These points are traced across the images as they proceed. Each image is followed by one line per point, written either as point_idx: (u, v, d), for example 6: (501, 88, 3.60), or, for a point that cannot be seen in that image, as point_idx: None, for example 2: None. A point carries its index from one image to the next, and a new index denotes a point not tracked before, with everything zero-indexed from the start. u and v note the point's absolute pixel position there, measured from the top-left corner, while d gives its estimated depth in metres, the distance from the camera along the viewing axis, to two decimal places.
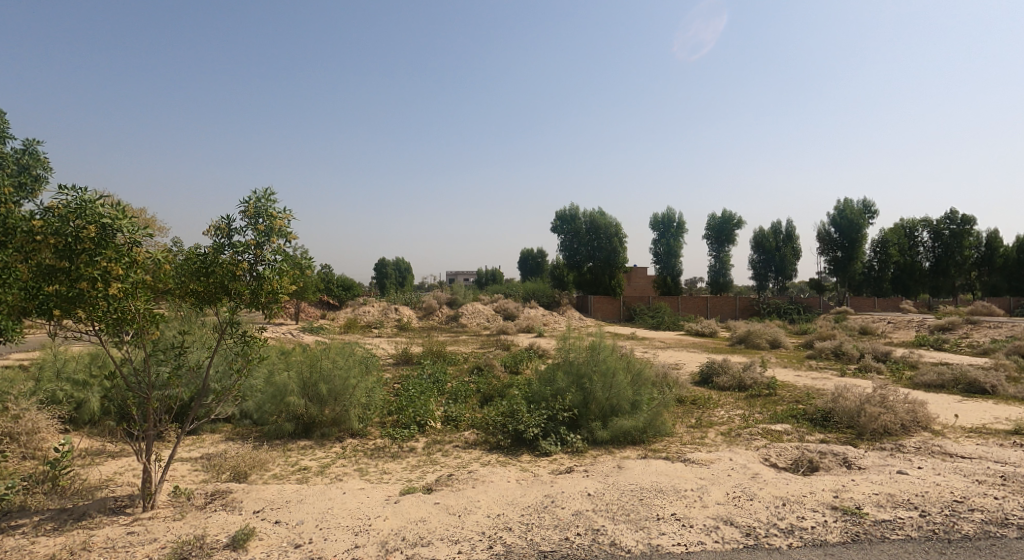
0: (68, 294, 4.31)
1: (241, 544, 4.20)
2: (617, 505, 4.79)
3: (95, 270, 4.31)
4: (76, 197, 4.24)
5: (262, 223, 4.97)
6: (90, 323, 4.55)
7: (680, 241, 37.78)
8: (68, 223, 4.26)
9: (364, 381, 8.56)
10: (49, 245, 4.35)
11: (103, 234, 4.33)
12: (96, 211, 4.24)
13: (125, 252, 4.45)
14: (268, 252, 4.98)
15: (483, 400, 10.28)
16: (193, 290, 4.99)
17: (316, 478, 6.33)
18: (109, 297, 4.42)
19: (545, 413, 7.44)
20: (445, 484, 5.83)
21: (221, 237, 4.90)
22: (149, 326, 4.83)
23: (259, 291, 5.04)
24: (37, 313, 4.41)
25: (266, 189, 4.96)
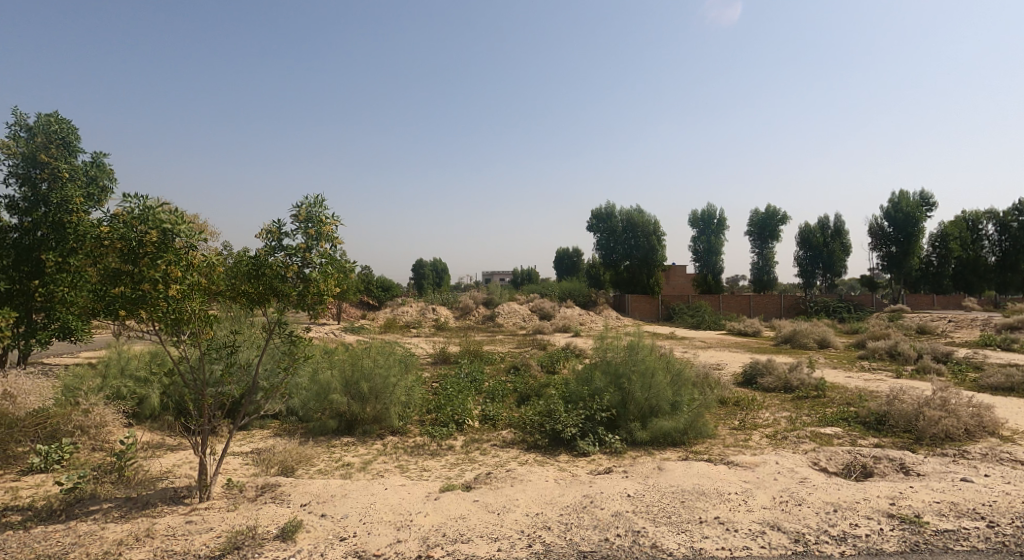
0: (132, 296, 4.55)
1: (290, 535, 4.36)
2: (659, 507, 4.75)
3: (156, 273, 4.57)
4: (140, 204, 4.51)
5: (311, 228, 5.16)
6: (150, 323, 4.79)
7: (721, 239, 36.98)
8: (132, 228, 4.52)
9: (404, 380, 8.80)
10: (114, 250, 4.60)
11: (163, 239, 4.58)
12: (157, 217, 4.50)
13: (183, 254, 4.70)
14: (316, 255, 5.17)
15: (520, 399, 10.35)
16: (244, 291, 5.20)
17: (359, 474, 6.53)
18: (169, 299, 4.66)
19: (583, 413, 7.43)
20: (484, 482, 5.90)
21: (272, 240, 5.10)
22: (203, 327, 5.03)
23: (306, 292, 5.23)
24: (104, 313, 4.68)
25: (317, 195, 5.15)
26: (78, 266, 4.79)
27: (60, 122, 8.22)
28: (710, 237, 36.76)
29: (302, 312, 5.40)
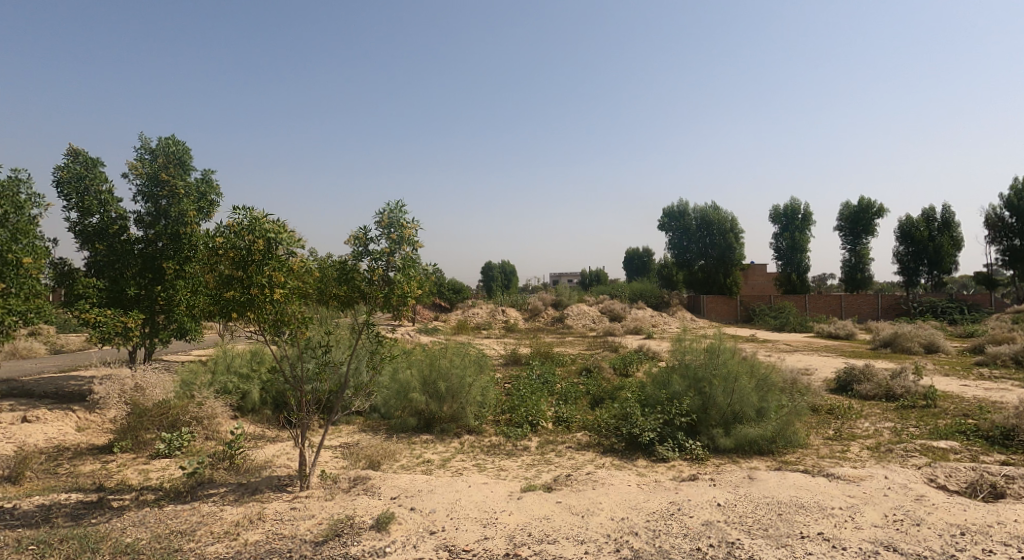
0: (242, 299, 4.93)
1: (384, 526, 4.55)
2: (753, 518, 4.58)
3: (263, 278, 4.92)
4: (247, 215, 4.89)
5: (393, 232, 5.37)
6: (257, 325, 5.16)
7: (806, 235, 34.99)
8: (242, 238, 4.90)
9: (479, 380, 8.98)
10: (226, 258, 4.98)
11: (268, 247, 4.94)
12: (263, 227, 4.86)
13: (285, 261, 5.05)
14: (399, 259, 5.37)
15: (594, 401, 10.27)
16: (336, 294, 5.48)
17: (439, 471, 6.72)
18: (273, 302, 5.01)
19: (661, 417, 7.27)
20: (565, 484, 5.91)
21: (359, 246, 5.35)
22: (301, 328, 5.35)
23: (391, 294, 5.44)
24: (218, 314, 5.10)
25: (396, 200, 5.37)
26: (197, 272, 5.23)
27: (177, 145, 9.24)
28: (793, 233, 34.88)
29: (387, 314, 5.61)
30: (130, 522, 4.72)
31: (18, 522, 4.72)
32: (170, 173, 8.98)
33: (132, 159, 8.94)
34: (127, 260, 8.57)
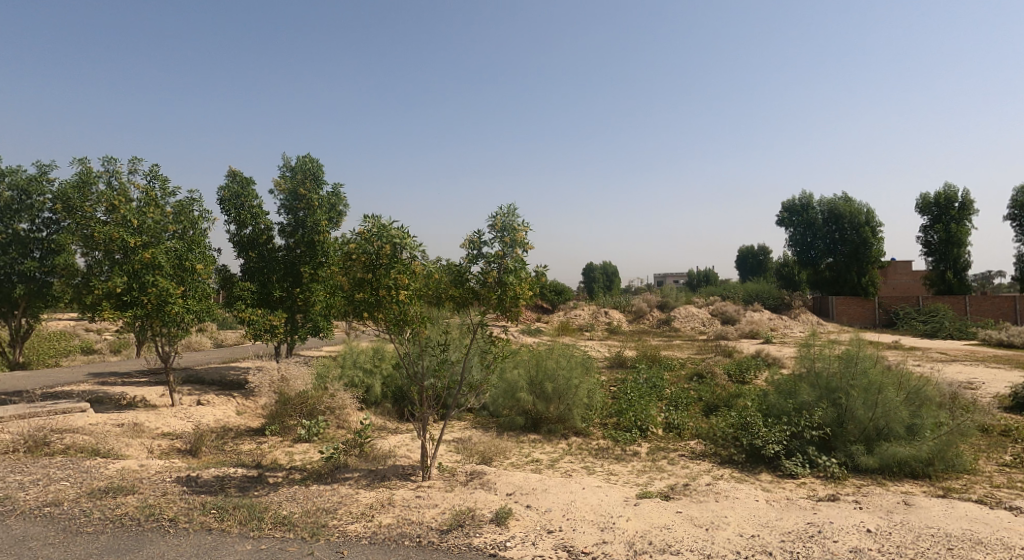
0: (371, 300, 5.38)
1: (503, 521, 4.61)
2: (913, 550, 4.06)
3: (388, 281, 5.29)
4: (376, 223, 5.31)
5: (507, 235, 5.46)
6: (384, 325, 5.57)
7: (964, 227, 30.79)
8: (371, 244, 5.29)
9: (586, 382, 8.86)
10: (358, 263, 5.39)
11: (393, 252, 5.30)
12: (389, 233, 5.21)
13: (409, 265, 5.39)
14: (512, 261, 5.42)
15: (707, 409, 9.74)
16: (452, 296, 5.69)
17: (549, 470, 6.69)
18: (398, 304, 5.37)
19: (788, 430, 6.70)
20: (684, 493, 5.63)
21: (474, 249, 5.52)
22: (421, 328, 5.68)
23: (504, 296, 5.52)
24: (352, 313, 5.61)
25: (509, 204, 5.43)
26: (333, 276, 5.70)
27: (309, 164, 13.06)
28: (948, 225, 30.88)
29: (501, 315, 5.75)
30: (286, 497, 5.75)
31: (202, 489, 6.46)
32: (305, 189, 12.90)
33: (278, 177, 12.82)
34: (271, 264, 12.81)
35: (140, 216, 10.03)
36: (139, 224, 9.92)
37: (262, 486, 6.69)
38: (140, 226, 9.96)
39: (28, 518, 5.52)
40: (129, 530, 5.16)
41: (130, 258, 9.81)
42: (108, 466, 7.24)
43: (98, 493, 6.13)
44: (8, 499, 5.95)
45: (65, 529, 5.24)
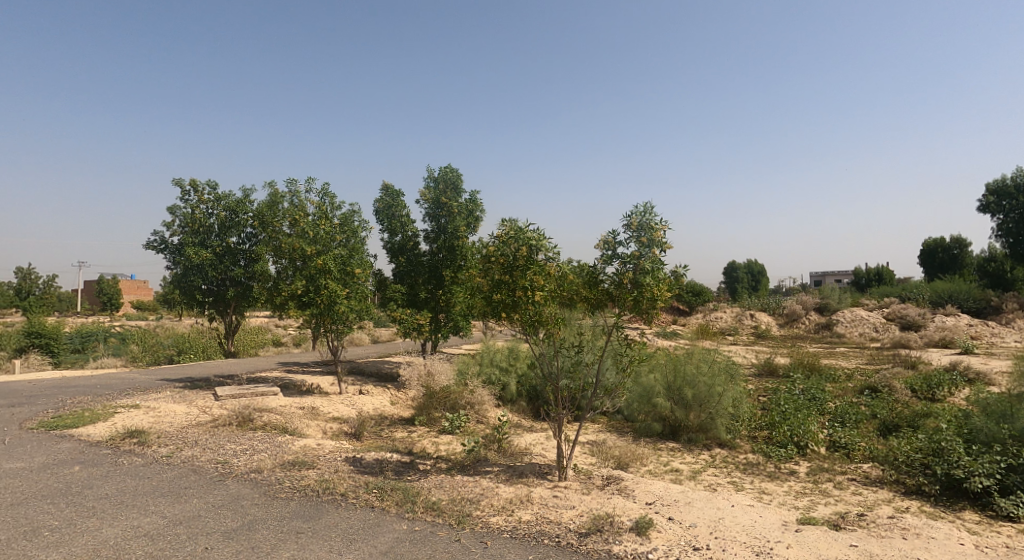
0: (509, 301, 6.68)
1: (643, 531, 4.27)
2: None
3: (525, 281, 6.54)
4: (513, 227, 6.56)
5: (642, 236, 6.30)
6: (520, 324, 6.85)
7: None
8: (508, 247, 6.58)
9: (732, 390, 8.06)
10: (497, 265, 6.73)
11: (530, 254, 6.55)
12: (524, 236, 6.48)
13: (544, 266, 6.60)
14: (647, 260, 6.28)
15: (884, 429, 8.37)
16: (584, 297, 6.77)
17: (690, 482, 6.13)
18: (534, 302, 6.59)
19: (1001, 461, 5.44)
20: (860, 524, 4.80)
21: (607, 250, 6.54)
22: (554, 328, 6.81)
23: (638, 297, 6.36)
24: (493, 312, 6.94)
25: (645, 206, 6.24)
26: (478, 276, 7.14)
27: (450, 173, 13.66)
28: None
29: (637, 315, 6.58)
30: (432, 484, 6.62)
31: (364, 469, 7.16)
32: (446, 198, 13.48)
33: (423, 187, 13.51)
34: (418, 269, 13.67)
35: (315, 228, 11.17)
36: (313, 235, 11.04)
37: (414, 471, 7.20)
38: (314, 237, 11.09)
39: (240, 480, 6.67)
40: (311, 498, 6.11)
41: (308, 264, 11.03)
42: (293, 443, 8.28)
43: (287, 465, 7.17)
44: (229, 463, 7.25)
45: (266, 492, 6.28)
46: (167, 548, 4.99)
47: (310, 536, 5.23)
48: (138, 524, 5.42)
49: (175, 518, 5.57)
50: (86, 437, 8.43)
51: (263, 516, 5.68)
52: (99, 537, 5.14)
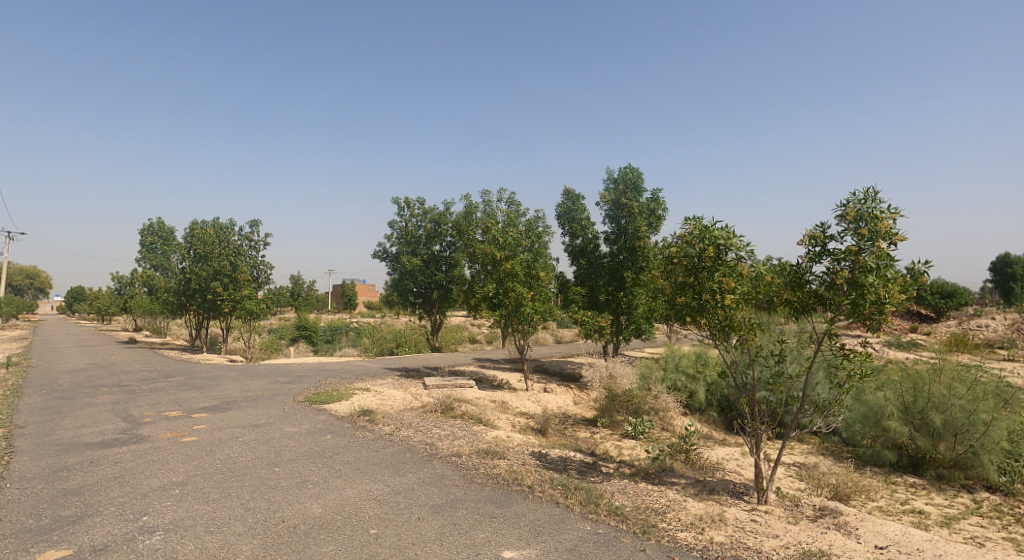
0: (695, 305, 6.23)
1: None
2: None
3: (713, 284, 6.02)
4: (698, 226, 6.09)
5: (863, 227, 5.39)
6: (708, 329, 6.35)
7: None
8: (693, 247, 6.13)
9: (1002, 418, 6.70)
10: (680, 266, 6.33)
11: (718, 254, 6.00)
12: (713, 235, 5.94)
13: (735, 266, 6.00)
14: (869, 256, 5.34)
15: None
16: (788, 300, 6.05)
17: (938, 529, 5.31)
18: (724, 307, 6.04)
19: None
20: None
21: (815, 245, 5.80)
22: (749, 334, 6.17)
23: (859, 301, 5.42)
24: (676, 315, 6.58)
25: (866, 192, 5.38)
26: (660, 279, 6.82)
27: (631, 172, 13.29)
28: None
29: (857, 321, 5.61)
30: (616, 487, 6.42)
31: (550, 465, 7.25)
32: (627, 198, 13.17)
33: (602, 189, 13.37)
34: (599, 272, 13.60)
35: (504, 234, 11.69)
36: (503, 241, 11.59)
37: (598, 473, 7.08)
38: (503, 243, 11.63)
39: (445, 461, 7.24)
40: (502, 486, 6.34)
41: (497, 268, 11.65)
42: (487, 433, 8.76)
43: (482, 452, 7.58)
44: (436, 445, 7.94)
45: (465, 475, 6.70)
46: (390, 513, 5.60)
47: (502, 522, 5.42)
48: (369, 489, 6.20)
49: (396, 488, 6.24)
50: (334, 411, 9.99)
51: (464, 496, 6.06)
52: (342, 495, 6.02)
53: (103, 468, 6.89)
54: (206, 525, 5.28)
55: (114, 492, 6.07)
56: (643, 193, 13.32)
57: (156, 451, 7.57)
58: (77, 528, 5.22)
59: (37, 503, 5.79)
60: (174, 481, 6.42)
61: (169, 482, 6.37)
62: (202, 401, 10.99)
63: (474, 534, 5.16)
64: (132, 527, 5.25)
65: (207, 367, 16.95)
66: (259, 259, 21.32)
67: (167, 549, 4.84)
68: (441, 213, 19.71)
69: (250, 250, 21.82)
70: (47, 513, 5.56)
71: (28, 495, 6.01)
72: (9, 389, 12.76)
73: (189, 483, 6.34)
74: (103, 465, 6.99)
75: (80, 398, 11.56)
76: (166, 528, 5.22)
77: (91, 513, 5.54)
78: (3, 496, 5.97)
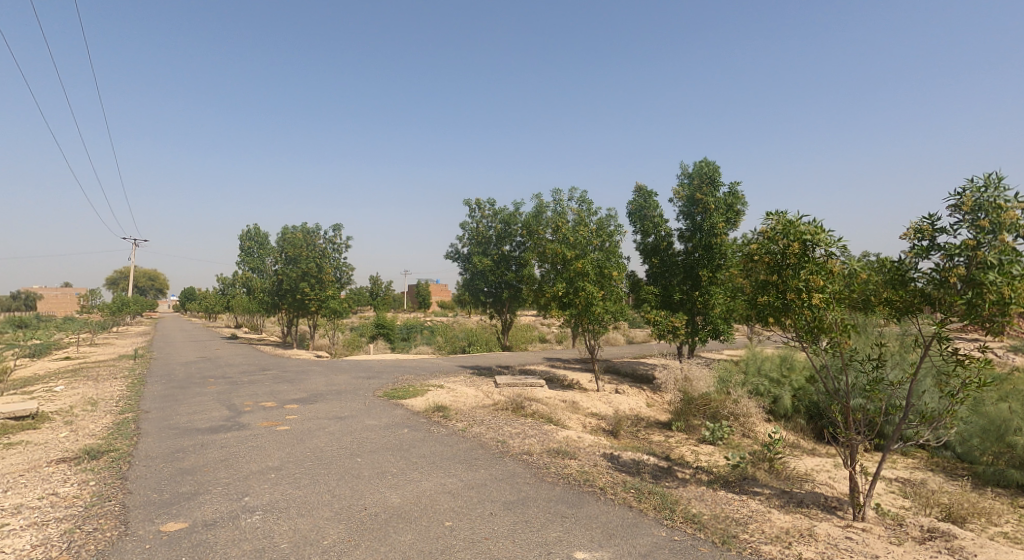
0: (779, 305, 5.80)
1: None
2: None
3: (799, 282, 5.57)
4: (781, 220, 5.67)
5: (981, 218, 4.84)
6: (794, 331, 5.89)
7: None
8: (776, 243, 5.71)
9: None
10: (762, 264, 5.92)
11: (804, 250, 5.56)
12: (798, 230, 5.52)
13: (824, 263, 5.53)
14: (990, 250, 4.79)
15: None
16: (889, 299, 5.52)
17: None
18: (812, 307, 5.58)
19: None
20: None
21: (921, 240, 5.26)
22: (842, 336, 5.66)
23: (976, 301, 4.84)
24: (757, 316, 6.15)
25: (984, 179, 4.82)
26: (739, 277, 6.42)
27: (707, 166, 12.73)
28: None
29: (974, 323, 5.03)
30: (693, 494, 6.13)
31: (622, 467, 7.03)
32: (702, 193, 12.63)
33: (676, 184, 12.92)
34: (673, 270, 13.12)
35: (574, 233, 11.55)
36: (573, 240, 11.44)
37: (672, 478, 6.78)
38: (573, 242, 11.50)
39: (516, 459, 7.20)
40: (574, 487, 6.21)
41: (568, 267, 11.52)
42: (558, 432, 8.65)
43: (554, 452, 7.48)
44: (507, 443, 7.93)
45: (536, 474, 6.63)
46: (464, 507, 5.62)
47: (574, 522, 5.30)
48: (445, 482, 6.26)
49: (469, 483, 6.27)
50: (411, 407, 10.24)
51: (535, 494, 5.99)
52: (420, 487, 6.12)
53: (212, 451, 7.42)
54: (299, 508, 5.53)
55: (221, 473, 6.51)
56: (720, 187, 12.72)
57: (255, 437, 8.06)
58: (190, 504, 5.63)
59: (160, 479, 6.32)
60: (271, 466, 6.78)
61: (267, 467, 6.75)
62: (293, 393, 11.63)
63: (546, 532, 5.07)
64: (235, 506, 5.59)
65: (297, 362, 18.00)
66: (341, 260, 22.38)
67: (265, 528, 5.10)
68: (511, 213, 19.80)
69: (334, 253, 22.93)
70: (166, 489, 6.04)
71: (151, 472, 6.57)
72: (134, 378, 14.16)
73: (284, 469, 6.68)
74: (211, 448, 7.54)
75: (190, 387, 12.58)
76: (265, 509, 5.51)
77: (202, 491, 5.96)
78: (132, 472, 6.57)
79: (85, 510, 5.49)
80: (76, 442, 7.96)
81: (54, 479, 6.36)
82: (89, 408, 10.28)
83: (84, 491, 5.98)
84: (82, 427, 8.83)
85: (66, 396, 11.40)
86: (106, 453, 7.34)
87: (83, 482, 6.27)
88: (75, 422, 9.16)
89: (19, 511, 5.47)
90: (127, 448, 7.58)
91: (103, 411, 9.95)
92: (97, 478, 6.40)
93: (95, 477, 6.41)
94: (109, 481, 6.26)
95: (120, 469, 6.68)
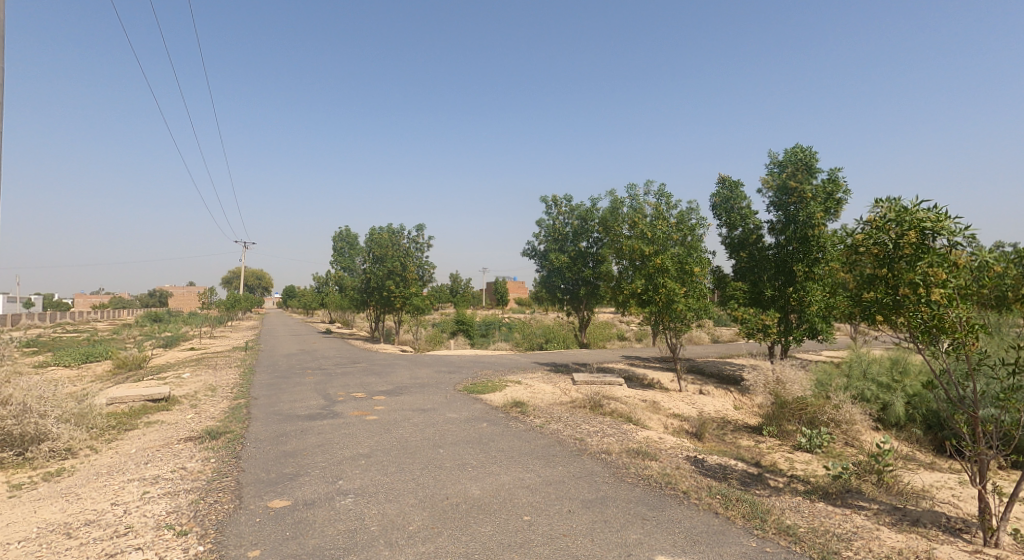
0: (890, 302, 5.16)
1: None
2: None
3: (916, 276, 4.94)
4: (894, 208, 5.08)
5: None
6: (908, 331, 5.22)
7: None
8: (887, 233, 5.12)
9: None
10: (870, 257, 5.33)
11: (922, 240, 4.93)
12: (915, 218, 4.91)
13: (946, 254, 4.88)
14: None
15: None
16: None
17: None
18: (931, 304, 4.92)
19: None
20: None
21: None
22: (968, 337, 4.96)
23: None
24: (862, 314, 5.52)
25: None
26: (841, 272, 5.81)
27: (803, 152, 11.83)
28: None
29: None
30: (787, 504, 5.64)
31: (708, 472, 6.63)
32: (796, 181, 11.74)
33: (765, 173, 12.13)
34: (764, 265, 12.32)
35: (653, 228, 11.10)
36: (652, 235, 10.99)
37: (764, 486, 6.29)
38: (652, 237, 11.06)
39: (594, 458, 6.98)
40: (656, 489, 5.92)
41: (647, 263, 11.08)
42: (638, 432, 8.33)
43: (633, 452, 7.19)
44: (586, 440, 7.71)
45: (615, 474, 6.39)
46: (543, 502, 5.51)
47: (657, 526, 5.02)
48: (523, 477, 6.18)
49: (547, 479, 6.14)
50: (490, 401, 10.28)
51: (615, 494, 5.76)
52: (499, 480, 6.07)
53: (310, 436, 7.79)
54: (387, 494, 5.64)
55: (318, 457, 6.81)
56: (818, 174, 11.76)
57: (347, 426, 8.38)
58: (292, 484, 5.91)
59: (266, 460, 6.71)
60: (361, 453, 7.01)
61: (358, 453, 6.98)
62: (381, 385, 12.04)
63: (626, 533, 4.85)
64: (331, 488, 5.80)
65: (384, 355, 18.70)
66: (424, 258, 22.98)
67: (357, 510, 5.24)
68: (589, 208, 19.48)
69: (417, 252, 23.60)
70: (272, 469, 6.39)
71: (260, 453, 6.99)
72: (242, 367, 15.27)
73: (373, 456, 6.87)
74: (310, 434, 7.92)
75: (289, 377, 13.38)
76: (356, 492, 5.67)
77: (303, 473, 6.24)
78: (244, 452, 7.03)
79: (208, 483, 5.91)
80: (198, 423, 8.65)
81: (182, 455, 6.92)
82: (210, 393, 11.20)
83: (206, 467, 6.45)
84: (204, 410, 9.60)
85: (191, 382, 12.48)
86: (223, 433, 7.91)
87: (205, 459, 6.78)
88: (199, 405, 9.98)
89: (155, 481, 5.99)
90: (240, 430, 8.13)
91: (220, 397, 10.79)
92: (216, 455, 6.90)
93: (215, 455, 6.91)
94: (226, 459, 6.72)
95: (235, 449, 7.16)
